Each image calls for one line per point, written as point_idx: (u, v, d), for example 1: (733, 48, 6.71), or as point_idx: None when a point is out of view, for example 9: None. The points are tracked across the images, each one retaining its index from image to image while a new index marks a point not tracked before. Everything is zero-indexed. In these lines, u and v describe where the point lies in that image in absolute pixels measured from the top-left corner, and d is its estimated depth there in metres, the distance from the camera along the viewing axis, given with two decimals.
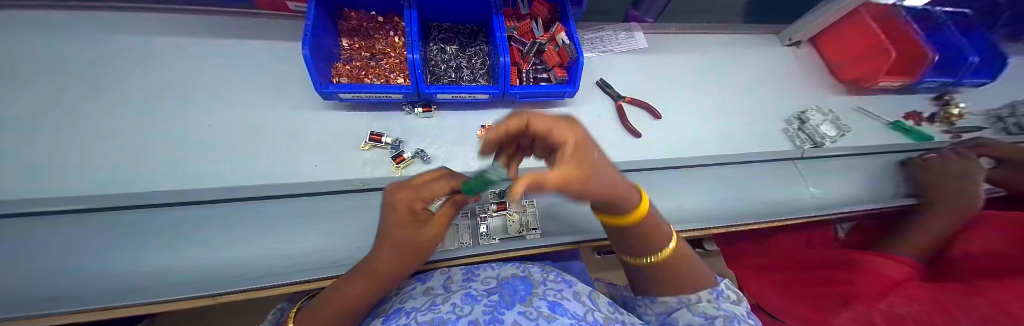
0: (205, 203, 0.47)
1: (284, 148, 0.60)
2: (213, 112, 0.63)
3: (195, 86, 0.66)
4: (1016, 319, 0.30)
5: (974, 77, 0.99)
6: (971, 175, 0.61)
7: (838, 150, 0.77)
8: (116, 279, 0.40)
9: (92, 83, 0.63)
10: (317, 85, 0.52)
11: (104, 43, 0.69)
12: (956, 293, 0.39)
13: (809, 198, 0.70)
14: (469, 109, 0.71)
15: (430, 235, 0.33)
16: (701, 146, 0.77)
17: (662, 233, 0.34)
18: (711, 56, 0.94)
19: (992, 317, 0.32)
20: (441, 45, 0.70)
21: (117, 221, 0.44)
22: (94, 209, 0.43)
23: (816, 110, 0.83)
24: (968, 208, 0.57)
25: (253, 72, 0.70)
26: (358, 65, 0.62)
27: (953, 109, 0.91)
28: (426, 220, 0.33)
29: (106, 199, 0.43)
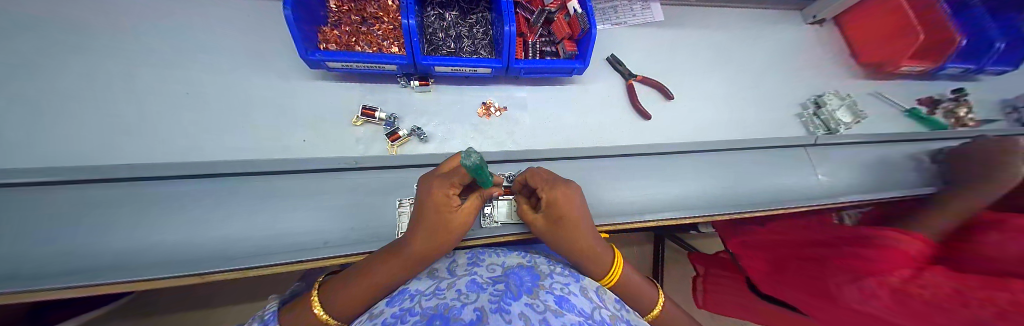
0: (187, 178, 0.44)
1: (273, 122, 0.56)
2: (193, 79, 0.58)
3: (171, 51, 0.60)
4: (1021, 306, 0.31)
5: (996, 65, 0.95)
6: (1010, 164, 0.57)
7: (852, 137, 0.74)
8: (86, 258, 0.37)
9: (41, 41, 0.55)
10: (301, 51, 0.47)
11: None
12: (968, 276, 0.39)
13: (817, 186, 0.69)
14: (469, 84, 0.66)
15: (458, 221, 0.38)
16: (712, 130, 0.73)
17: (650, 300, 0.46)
18: (729, 33, 0.88)
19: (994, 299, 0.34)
20: (440, 11, 0.64)
21: (79, 195, 0.40)
22: (55, 181, 0.39)
23: (834, 95, 0.79)
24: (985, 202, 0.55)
25: (232, 36, 0.64)
26: (347, 31, 0.56)
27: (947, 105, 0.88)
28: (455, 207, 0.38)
29: (66, 171, 0.39)
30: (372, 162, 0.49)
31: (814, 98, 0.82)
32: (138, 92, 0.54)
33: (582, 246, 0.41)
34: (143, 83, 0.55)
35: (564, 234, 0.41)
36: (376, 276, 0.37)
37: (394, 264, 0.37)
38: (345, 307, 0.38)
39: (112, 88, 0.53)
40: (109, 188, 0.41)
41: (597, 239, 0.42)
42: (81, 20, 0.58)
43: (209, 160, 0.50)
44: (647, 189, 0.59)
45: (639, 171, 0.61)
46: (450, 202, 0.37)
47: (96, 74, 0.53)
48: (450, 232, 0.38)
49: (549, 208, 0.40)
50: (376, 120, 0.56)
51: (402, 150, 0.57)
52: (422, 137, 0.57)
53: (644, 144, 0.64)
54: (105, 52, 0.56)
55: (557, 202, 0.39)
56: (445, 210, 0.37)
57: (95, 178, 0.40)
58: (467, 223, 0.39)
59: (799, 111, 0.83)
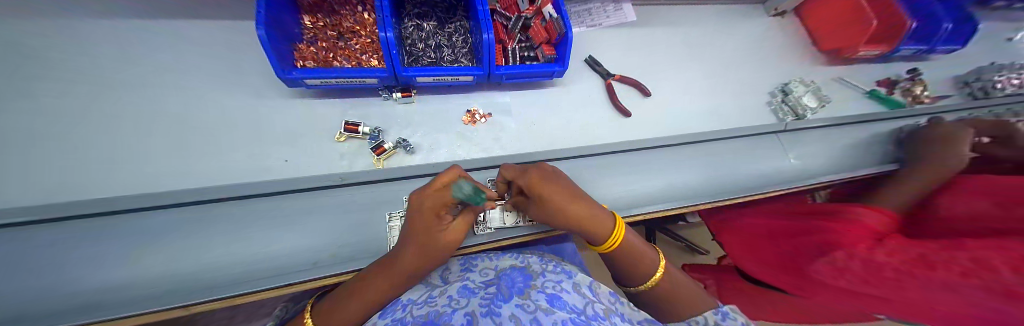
0: (161, 207, 0.42)
1: (252, 143, 0.54)
2: (162, 103, 0.56)
3: (136, 77, 0.58)
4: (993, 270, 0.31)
5: (944, 44, 1.02)
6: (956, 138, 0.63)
7: (818, 121, 0.79)
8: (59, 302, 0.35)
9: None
10: (278, 71, 0.46)
11: None
12: (937, 244, 0.41)
13: (790, 170, 0.73)
14: (452, 93, 0.66)
15: (450, 239, 0.39)
16: (690, 123, 0.76)
17: (649, 264, 0.46)
18: (700, 29, 0.92)
19: (970, 267, 0.34)
20: (418, 21, 0.64)
21: (51, 235, 0.38)
22: (26, 222, 0.38)
23: (799, 82, 0.84)
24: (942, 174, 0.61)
25: (202, 59, 0.62)
26: (324, 47, 0.56)
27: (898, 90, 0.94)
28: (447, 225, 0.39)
29: (38, 211, 0.37)
30: (358, 178, 0.49)
31: (781, 86, 0.87)
32: (103, 120, 0.52)
33: (577, 216, 0.41)
34: (106, 110, 0.53)
35: (552, 212, 0.41)
36: (367, 290, 0.37)
37: (386, 278, 0.37)
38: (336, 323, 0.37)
39: (74, 117, 0.51)
40: (75, 224, 0.39)
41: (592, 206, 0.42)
42: (37, 49, 0.55)
43: (185, 187, 0.48)
44: (632, 184, 0.61)
45: (623, 167, 0.63)
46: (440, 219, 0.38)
47: (56, 105, 0.51)
48: (442, 249, 0.39)
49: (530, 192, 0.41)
50: (359, 134, 0.56)
51: (388, 163, 0.56)
52: (407, 149, 0.57)
53: (626, 140, 0.66)
54: (64, 81, 0.54)
55: (533, 184, 0.41)
56: (438, 228, 0.38)
57: (66, 216, 0.39)
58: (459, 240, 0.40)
59: (769, 99, 0.87)
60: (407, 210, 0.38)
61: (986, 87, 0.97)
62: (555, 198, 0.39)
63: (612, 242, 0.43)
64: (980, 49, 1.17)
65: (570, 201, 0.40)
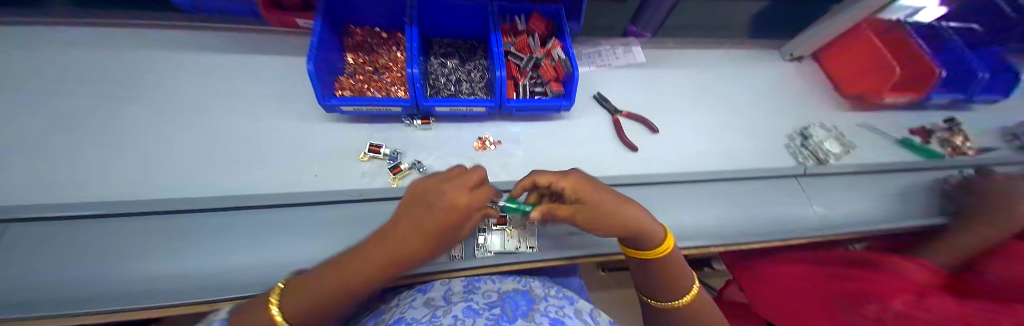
0: (202, 210, 0.47)
1: (289, 159, 0.62)
2: (223, 122, 0.65)
3: (207, 99, 0.69)
4: None
5: (985, 93, 0.96)
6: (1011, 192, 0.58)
7: (841, 167, 0.76)
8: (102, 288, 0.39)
9: (106, 97, 0.65)
10: (320, 98, 0.54)
11: (121, 58, 0.72)
12: (981, 308, 0.39)
13: (814, 217, 0.68)
14: (466, 121, 0.72)
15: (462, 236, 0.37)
16: (701, 161, 0.76)
17: (683, 280, 0.45)
18: (711, 71, 0.95)
19: None
20: (442, 59, 0.73)
21: (113, 227, 0.43)
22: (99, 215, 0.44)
23: (818, 126, 0.83)
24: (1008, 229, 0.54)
25: (260, 86, 0.73)
26: (360, 79, 0.64)
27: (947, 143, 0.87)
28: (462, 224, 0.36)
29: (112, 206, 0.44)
30: (374, 195, 0.53)
31: (800, 130, 0.85)
32: (178, 136, 0.62)
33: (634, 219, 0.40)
34: (181, 128, 0.63)
35: (611, 214, 0.38)
36: (360, 263, 0.31)
37: (384, 250, 0.32)
38: (313, 307, 0.31)
39: (159, 134, 0.62)
40: (135, 218, 0.45)
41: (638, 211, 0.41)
42: (147, 81, 0.70)
43: (227, 193, 0.55)
44: None
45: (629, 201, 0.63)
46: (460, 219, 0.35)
47: (149, 125, 0.63)
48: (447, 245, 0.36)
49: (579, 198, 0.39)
50: (381, 155, 0.62)
51: (403, 183, 0.61)
52: (422, 170, 0.62)
53: (632, 174, 0.67)
54: (159, 104, 0.66)
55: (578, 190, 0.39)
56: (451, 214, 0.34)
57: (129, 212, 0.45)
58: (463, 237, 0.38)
59: (786, 142, 0.85)
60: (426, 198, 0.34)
61: None
62: (606, 200, 0.39)
63: (662, 248, 0.42)
64: None
65: (619, 202, 0.40)
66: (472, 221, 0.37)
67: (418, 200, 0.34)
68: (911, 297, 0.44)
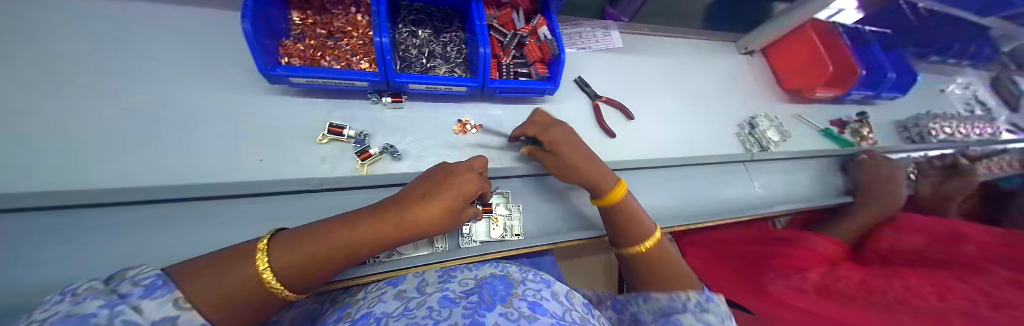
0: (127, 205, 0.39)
1: (223, 142, 0.51)
2: (126, 96, 0.51)
3: (95, 59, 0.53)
4: (932, 289, 0.44)
5: (889, 92, 1.16)
6: (893, 176, 0.80)
7: (782, 153, 0.87)
8: None
9: None
10: (260, 67, 0.45)
11: None
12: (876, 273, 0.53)
13: (755, 197, 0.79)
14: (443, 101, 0.65)
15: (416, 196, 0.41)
16: (670, 148, 0.81)
17: (642, 228, 0.48)
18: (681, 59, 1.00)
19: (912, 293, 0.45)
20: (412, 28, 0.64)
21: None
22: None
23: (765, 117, 0.93)
24: (894, 201, 0.77)
25: (177, 47, 0.59)
26: (311, 45, 0.54)
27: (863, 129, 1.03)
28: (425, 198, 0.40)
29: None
30: (339, 184, 0.47)
31: (749, 119, 0.95)
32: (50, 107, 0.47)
33: (585, 170, 0.51)
34: (53, 98, 0.47)
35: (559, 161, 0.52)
36: (360, 235, 0.36)
37: (371, 238, 0.36)
38: (292, 272, 0.32)
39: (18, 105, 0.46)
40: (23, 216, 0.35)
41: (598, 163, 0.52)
42: None
43: (144, 184, 0.44)
44: None
45: None
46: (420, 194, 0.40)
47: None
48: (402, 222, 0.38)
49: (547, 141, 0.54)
50: (344, 137, 0.53)
51: (372, 170, 0.54)
52: (394, 155, 0.55)
53: (611, 161, 0.69)
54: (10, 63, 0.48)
55: (552, 136, 0.53)
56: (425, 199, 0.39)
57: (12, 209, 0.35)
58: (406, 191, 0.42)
59: (738, 130, 0.94)
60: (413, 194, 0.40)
61: (921, 132, 1.16)
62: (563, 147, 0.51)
63: (614, 192, 0.49)
64: (908, 99, 1.37)
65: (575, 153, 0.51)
66: (444, 231, 0.42)
67: (438, 190, 0.40)
68: (824, 268, 0.58)
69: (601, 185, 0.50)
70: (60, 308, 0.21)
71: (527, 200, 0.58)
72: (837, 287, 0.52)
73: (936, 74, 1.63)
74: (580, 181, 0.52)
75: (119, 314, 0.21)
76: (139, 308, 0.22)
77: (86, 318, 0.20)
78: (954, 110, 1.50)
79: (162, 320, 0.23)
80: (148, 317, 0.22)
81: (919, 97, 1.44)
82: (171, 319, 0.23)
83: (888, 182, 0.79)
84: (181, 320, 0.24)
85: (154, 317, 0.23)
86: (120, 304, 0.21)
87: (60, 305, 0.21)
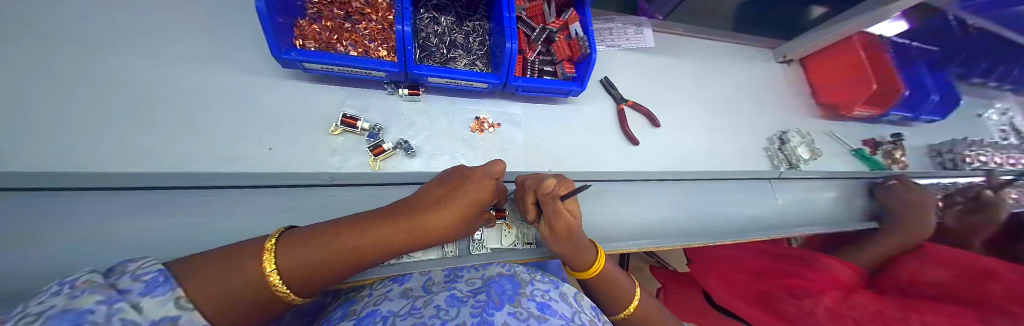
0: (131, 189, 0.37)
1: (231, 127, 0.48)
2: (132, 69, 0.49)
3: (101, 29, 0.50)
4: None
5: (929, 114, 1.09)
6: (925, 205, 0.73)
7: (810, 172, 0.82)
8: None
9: None
10: (274, 49, 0.42)
11: None
12: (896, 305, 0.49)
13: (778, 218, 0.75)
14: (462, 96, 0.62)
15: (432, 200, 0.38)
16: (693, 160, 0.77)
17: (623, 290, 0.44)
18: (712, 65, 0.94)
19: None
20: (434, 14, 0.60)
21: None
22: None
23: (796, 132, 0.88)
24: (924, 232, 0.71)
25: (188, 22, 0.56)
26: (328, 27, 0.51)
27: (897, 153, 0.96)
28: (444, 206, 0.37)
29: None
30: (351, 180, 0.45)
31: (779, 135, 0.89)
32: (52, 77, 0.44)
33: (574, 246, 0.40)
34: (52, 66, 0.45)
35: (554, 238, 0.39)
36: (373, 243, 0.33)
37: (386, 245, 0.34)
38: (298, 274, 0.30)
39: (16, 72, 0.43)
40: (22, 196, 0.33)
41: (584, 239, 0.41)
42: None
43: (149, 167, 0.42)
44: (635, 217, 0.60)
45: (627, 198, 0.62)
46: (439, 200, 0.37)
47: None
48: (419, 230, 0.36)
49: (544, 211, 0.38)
50: (357, 130, 0.51)
51: (384, 166, 0.51)
52: (408, 151, 0.52)
53: (632, 172, 0.65)
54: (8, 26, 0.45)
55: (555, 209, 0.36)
56: (444, 208, 0.36)
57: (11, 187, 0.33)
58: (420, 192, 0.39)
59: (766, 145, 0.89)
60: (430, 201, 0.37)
61: (957, 159, 1.10)
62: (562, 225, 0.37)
63: (593, 268, 0.42)
64: (944, 123, 1.29)
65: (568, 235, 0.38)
66: (458, 236, 0.41)
67: (452, 194, 0.38)
68: (839, 292, 0.55)
69: (581, 262, 0.42)
70: (52, 300, 0.19)
71: None
72: (853, 313, 0.49)
73: (975, 97, 1.54)
74: (563, 253, 0.42)
75: (117, 312, 0.18)
76: (137, 306, 0.20)
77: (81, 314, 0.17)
78: (988, 137, 1.43)
79: (161, 320, 0.21)
80: (147, 317, 0.20)
81: (956, 121, 1.37)
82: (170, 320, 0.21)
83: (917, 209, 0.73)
84: (181, 320, 0.22)
85: (154, 317, 0.20)
86: (119, 301, 0.19)
87: (51, 297, 0.18)
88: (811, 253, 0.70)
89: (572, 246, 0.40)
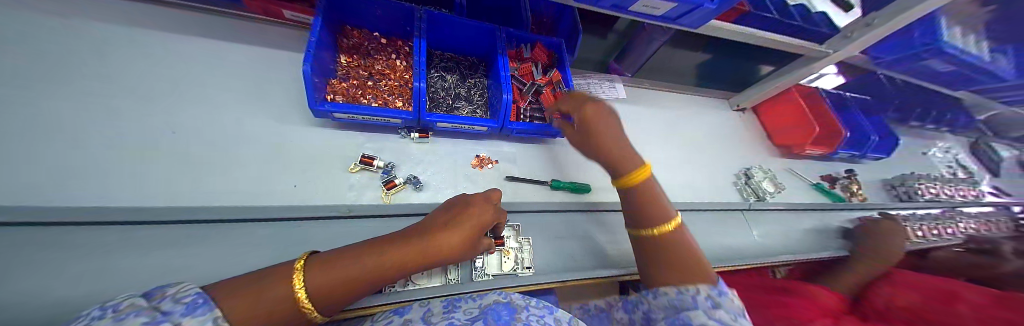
0: (171, 223, 0.42)
1: (260, 166, 0.55)
2: (180, 118, 0.56)
3: (158, 85, 0.60)
4: None
5: (873, 152, 1.24)
6: (896, 230, 0.83)
7: (777, 203, 0.91)
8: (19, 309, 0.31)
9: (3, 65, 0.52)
10: (312, 103, 0.50)
11: (26, 22, 0.58)
12: None
13: (756, 247, 0.81)
14: (464, 138, 0.71)
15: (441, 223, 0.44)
16: (673, 193, 0.85)
17: (664, 212, 0.49)
18: (680, 111, 1.09)
19: None
20: (442, 73, 0.72)
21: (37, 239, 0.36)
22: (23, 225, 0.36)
23: (759, 169, 0.99)
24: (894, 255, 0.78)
25: (231, 78, 0.66)
26: (354, 84, 0.61)
27: (854, 184, 1.10)
28: (452, 226, 0.43)
29: (47, 213, 0.37)
30: (365, 212, 0.51)
31: (744, 170, 1.00)
32: (110, 125, 0.51)
33: (616, 150, 0.51)
34: (115, 116, 0.52)
35: (596, 141, 0.52)
36: (391, 258, 0.37)
37: (401, 262, 0.38)
38: (323, 293, 0.33)
39: (78, 121, 0.50)
40: (76, 230, 0.38)
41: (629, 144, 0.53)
42: (69, 51, 0.57)
43: (182, 203, 0.47)
44: (620, 246, 0.65)
45: (614, 228, 0.68)
46: (446, 222, 0.43)
47: (62, 106, 0.50)
48: (431, 248, 0.40)
49: (581, 124, 0.54)
50: (373, 167, 0.57)
51: (395, 199, 0.57)
52: (416, 186, 0.59)
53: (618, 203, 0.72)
54: (83, 84, 0.54)
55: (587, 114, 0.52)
56: (452, 227, 0.42)
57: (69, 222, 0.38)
58: (430, 217, 0.45)
59: (734, 179, 0.99)
60: (440, 222, 0.43)
61: (909, 192, 1.22)
62: (597, 126, 0.52)
63: (637, 174, 0.50)
64: (892, 160, 1.45)
65: (607, 131, 0.51)
66: (464, 258, 0.44)
67: (458, 218, 0.44)
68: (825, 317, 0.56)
69: (630, 166, 0.51)
70: (104, 325, 0.22)
71: (538, 235, 0.60)
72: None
73: (915, 136, 1.75)
74: (603, 162, 0.54)
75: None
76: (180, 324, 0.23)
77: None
78: (937, 172, 1.58)
79: None
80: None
81: (902, 158, 1.54)
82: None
83: (892, 234, 0.82)
84: None
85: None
86: (162, 321, 0.22)
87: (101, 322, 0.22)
88: (793, 283, 0.74)
89: (615, 144, 0.52)
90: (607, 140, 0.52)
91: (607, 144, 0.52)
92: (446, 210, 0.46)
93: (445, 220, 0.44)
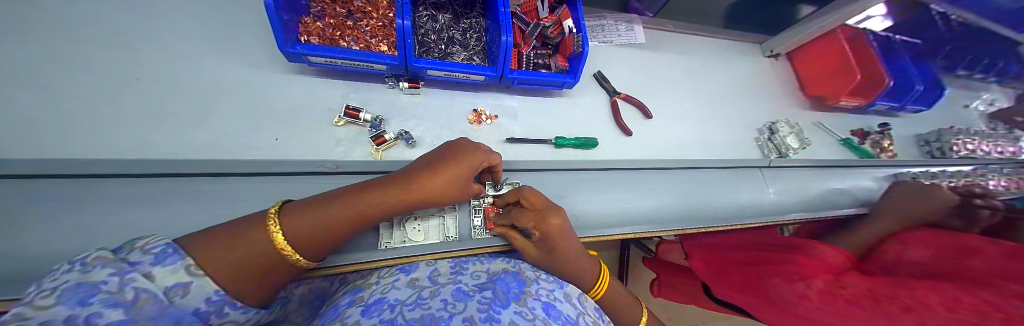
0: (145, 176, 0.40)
1: (238, 120, 0.51)
2: (148, 67, 0.51)
3: (114, 27, 0.53)
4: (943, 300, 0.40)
5: (913, 104, 1.12)
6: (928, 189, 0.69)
7: (799, 161, 0.84)
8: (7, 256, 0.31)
9: None
10: (280, 43, 0.44)
11: None
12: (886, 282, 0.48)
13: (770, 204, 0.77)
14: (459, 89, 0.64)
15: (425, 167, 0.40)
16: (687, 149, 0.80)
17: (628, 308, 0.50)
18: (703, 59, 0.97)
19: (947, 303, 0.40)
20: (433, 11, 0.63)
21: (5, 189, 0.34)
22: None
23: (785, 123, 0.90)
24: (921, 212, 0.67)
25: (194, 20, 0.58)
26: (331, 23, 0.53)
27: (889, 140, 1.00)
28: (436, 170, 0.38)
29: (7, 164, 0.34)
30: (355, 168, 0.47)
31: (768, 125, 0.92)
32: (65, 71, 0.46)
33: (574, 264, 0.45)
34: (70, 63, 0.47)
35: (556, 262, 0.44)
36: (370, 202, 0.35)
37: (382, 206, 0.36)
38: (306, 242, 0.32)
39: (33, 68, 0.45)
40: (47, 181, 0.36)
41: (587, 258, 0.47)
42: None
43: (160, 157, 0.45)
44: (626, 204, 0.62)
45: (621, 186, 0.64)
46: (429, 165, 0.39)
47: (11, 51, 0.45)
48: (413, 193, 0.37)
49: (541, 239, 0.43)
50: (360, 121, 0.53)
51: (387, 155, 0.53)
52: (409, 141, 0.54)
53: (625, 160, 0.67)
54: (30, 25, 0.48)
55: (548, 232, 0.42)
56: (434, 172, 0.38)
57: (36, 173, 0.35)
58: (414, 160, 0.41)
59: (756, 135, 0.92)
60: (422, 166, 0.39)
61: (943, 148, 1.13)
62: (554, 238, 0.42)
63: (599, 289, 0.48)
64: (931, 114, 1.32)
65: (564, 245, 0.43)
66: (453, 202, 0.42)
67: (443, 162, 0.39)
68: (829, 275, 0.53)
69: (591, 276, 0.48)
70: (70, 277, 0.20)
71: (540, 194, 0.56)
72: (842, 294, 0.48)
73: (962, 89, 1.58)
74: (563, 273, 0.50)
75: (131, 281, 0.21)
76: (150, 275, 0.22)
77: (98, 285, 0.19)
78: (978, 127, 1.45)
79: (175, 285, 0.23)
80: (159, 284, 0.22)
81: (942, 112, 1.40)
82: (183, 285, 0.24)
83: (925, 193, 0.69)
84: (195, 286, 0.24)
85: (165, 284, 0.23)
86: (131, 271, 0.21)
87: (66, 274, 0.20)
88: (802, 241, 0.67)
89: (575, 253, 0.45)
90: (566, 249, 0.44)
91: (566, 260, 0.44)
92: (431, 153, 0.41)
93: (428, 163, 0.39)
